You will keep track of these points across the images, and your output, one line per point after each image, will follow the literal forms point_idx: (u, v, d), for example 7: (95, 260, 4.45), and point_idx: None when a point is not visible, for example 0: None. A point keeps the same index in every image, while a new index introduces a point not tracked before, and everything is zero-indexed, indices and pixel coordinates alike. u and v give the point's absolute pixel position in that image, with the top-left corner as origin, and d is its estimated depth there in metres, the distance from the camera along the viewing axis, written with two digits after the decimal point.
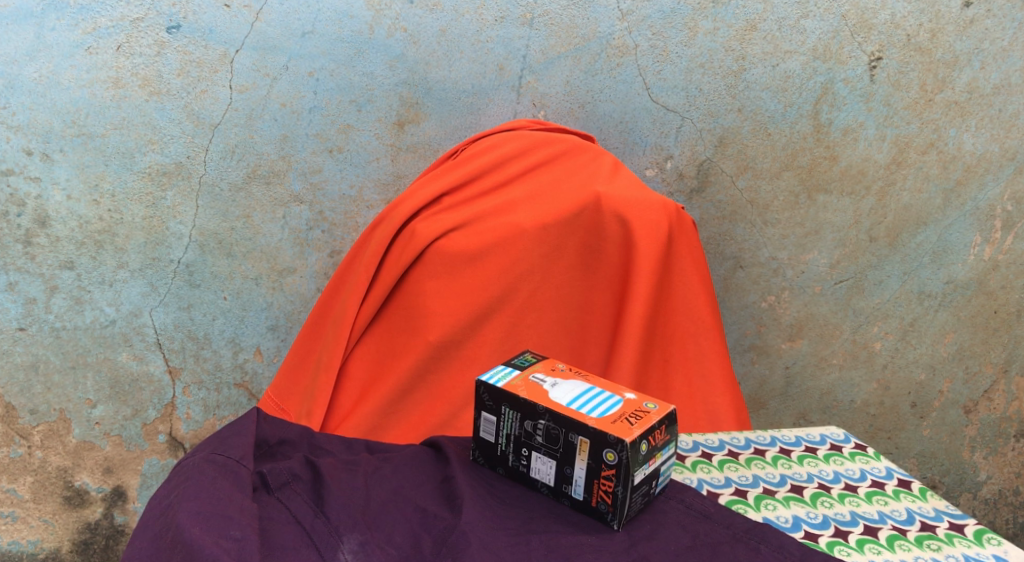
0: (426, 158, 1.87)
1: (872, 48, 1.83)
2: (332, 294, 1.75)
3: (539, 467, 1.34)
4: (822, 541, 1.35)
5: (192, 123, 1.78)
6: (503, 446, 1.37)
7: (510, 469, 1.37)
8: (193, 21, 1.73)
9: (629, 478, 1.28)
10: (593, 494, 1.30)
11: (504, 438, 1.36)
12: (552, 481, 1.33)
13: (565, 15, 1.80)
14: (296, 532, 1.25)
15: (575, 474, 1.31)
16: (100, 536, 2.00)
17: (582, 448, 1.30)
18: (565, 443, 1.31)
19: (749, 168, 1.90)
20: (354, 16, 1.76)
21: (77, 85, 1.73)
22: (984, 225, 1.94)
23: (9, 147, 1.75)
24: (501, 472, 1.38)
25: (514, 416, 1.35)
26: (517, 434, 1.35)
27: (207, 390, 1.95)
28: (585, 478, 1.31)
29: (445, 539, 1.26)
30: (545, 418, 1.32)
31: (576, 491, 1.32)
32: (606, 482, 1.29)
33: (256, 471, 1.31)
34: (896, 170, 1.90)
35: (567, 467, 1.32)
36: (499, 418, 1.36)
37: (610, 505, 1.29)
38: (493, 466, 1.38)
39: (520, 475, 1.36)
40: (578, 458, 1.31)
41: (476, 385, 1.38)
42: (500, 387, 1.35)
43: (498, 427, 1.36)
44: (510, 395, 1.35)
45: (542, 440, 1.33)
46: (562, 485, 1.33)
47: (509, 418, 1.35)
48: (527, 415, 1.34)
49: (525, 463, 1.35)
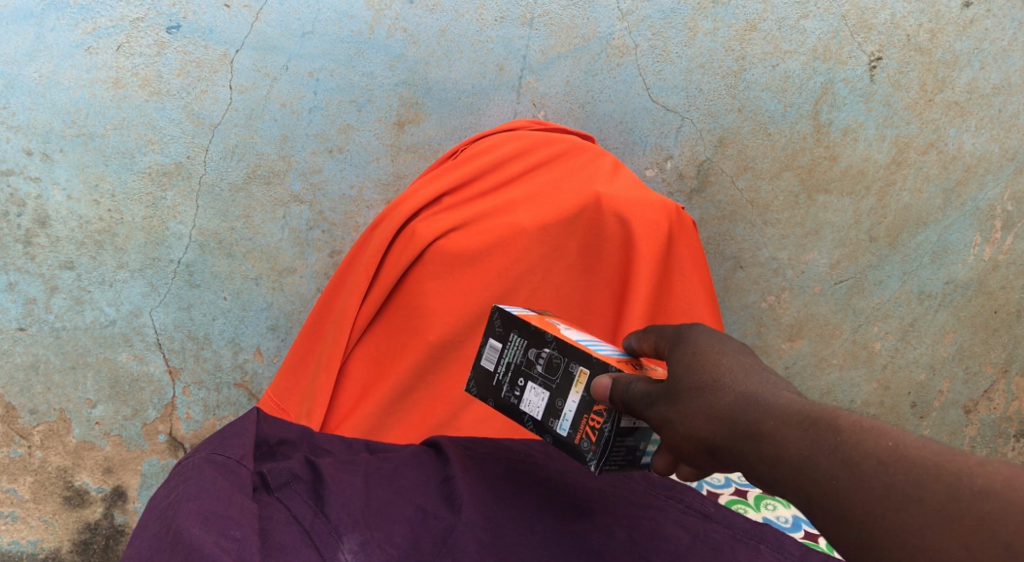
0: (426, 158, 1.86)
1: (872, 48, 1.85)
2: (332, 294, 1.75)
3: (530, 398, 1.32)
4: (821, 541, 1.39)
5: (192, 123, 1.78)
6: (501, 376, 1.36)
7: (501, 400, 1.36)
8: (194, 21, 1.74)
9: (620, 421, 1.25)
10: (577, 430, 1.28)
11: (504, 367, 1.36)
12: (540, 415, 1.32)
13: (565, 15, 1.81)
14: (296, 532, 1.24)
15: (565, 407, 1.29)
16: (99, 537, 2.00)
17: (580, 380, 1.28)
18: (563, 373, 1.30)
19: (749, 168, 1.90)
20: (354, 16, 1.77)
21: (77, 85, 1.74)
22: (984, 225, 1.95)
23: (9, 147, 1.75)
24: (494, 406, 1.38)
25: (519, 343, 1.35)
26: (518, 363, 1.34)
27: (207, 390, 1.95)
28: (574, 411, 1.28)
29: (445, 539, 1.25)
30: (550, 347, 1.31)
31: (562, 427, 1.29)
32: (596, 418, 1.26)
33: (256, 471, 1.30)
34: (896, 170, 1.91)
35: (558, 400, 1.30)
36: (506, 345, 1.36)
37: (592, 444, 1.26)
38: (485, 394, 1.38)
39: (508, 407, 1.35)
40: (573, 390, 1.29)
41: (492, 311, 1.38)
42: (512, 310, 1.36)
43: (500, 355, 1.36)
44: (519, 320, 1.35)
45: (541, 369, 1.32)
46: (550, 418, 1.31)
47: (514, 345, 1.35)
48: (533, 343, 1.33)
49: (518, 394, 1.34)
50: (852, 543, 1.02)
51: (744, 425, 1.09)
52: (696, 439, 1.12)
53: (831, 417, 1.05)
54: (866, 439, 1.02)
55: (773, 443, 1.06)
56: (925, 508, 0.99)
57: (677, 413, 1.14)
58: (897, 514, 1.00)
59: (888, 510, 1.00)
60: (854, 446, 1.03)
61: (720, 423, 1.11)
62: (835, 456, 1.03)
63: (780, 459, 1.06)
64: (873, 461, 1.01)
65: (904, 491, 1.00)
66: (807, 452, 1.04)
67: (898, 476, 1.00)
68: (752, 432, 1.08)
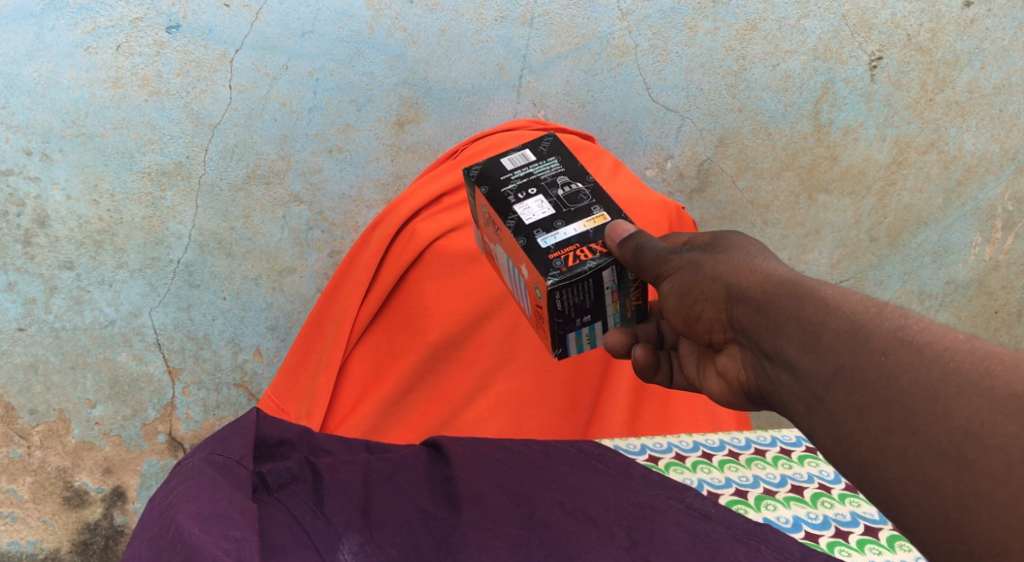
0: (426, 158, 1.87)
1: (872, 48, 1.87)
2: (333, 295, 1.75)
3: (532, 206, 1.31)
4: (822, 542, 1.37)
5: (192, 123, 1.77)
6: (514, 179, 1.34)
7: (498, 193, 1.33)
8: (193, 20, 1.72)
9: (606, 269, 1.26)
10: (561, 250, 1.26)
11: (523, 176, 1.34)
12: (531, 220, 1.29)
13: (565, 15, 1.80)
14: (295, 533, 1.20)
15: (562, 229, 1.28)
16: (100, 536, 2.00)
17: (596, 219, 1.29)
18: (580, 206, 1.31)
19: (749, 168, 1.94)
20: (354, 16, 1.76)
21: (77, 85, 1.71)
22: (984, 225, 2.04)
23: (9, 147, 1.72)
24: (487, 191, 1.34)
25: (554, 168, 1.35)
26: (541, 180, 1.34)
27: (207, 390, 1.95)
28: (569, 235, 1.28)
29: (445, 539, 1.23)
30: (585, 184, 1.33)
31: (545, 239, 1.27)
32: (586, 253, 1.26)
33: (257, 471, 1.25)
34: (896, 170, 1.98)
35: (558, 222, 1.29)
36: (539, 161, 1.36)
37: (564, 268, 1.25)
38: (488, 183, 1.35)
39: (502, 200, 1.32)
40: (581, 221, 1.29)
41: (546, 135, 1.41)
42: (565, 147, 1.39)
43: (527, 167, 1.35)
44: (567, 153, 1.37)
45: (561, 194, 1.32)
46: (537, 228, 1.28)
47: (547, 167, 1.35)
48: (570, 174, 1.34)
49: (521, 197, 1.32)
50: (882, 424, 1.00)
51: (789, 291, 1.11)
52: (728, 287, 1.18)
53: (890, 306, 1.05)
54: (936, 328, 1.01)
55: (820, 311, 1.07)
56: (969, 394, 0.96)
57: (715, 267, 1.20)
58: (941, 394, 0.97)
59: (932, 388, 0.98)
60: (918, 329, 1.02)
61: (763, 285, 1.14)
62: (890, 333, 1.02)
63: (821, 326, 1.06)
64: (925, 344, 1.00)
65: (958, 384, 0.97)
66: (856, 323, 1.04)
67: (962, 367, 0.98)
68: (795, 296, 1.10)
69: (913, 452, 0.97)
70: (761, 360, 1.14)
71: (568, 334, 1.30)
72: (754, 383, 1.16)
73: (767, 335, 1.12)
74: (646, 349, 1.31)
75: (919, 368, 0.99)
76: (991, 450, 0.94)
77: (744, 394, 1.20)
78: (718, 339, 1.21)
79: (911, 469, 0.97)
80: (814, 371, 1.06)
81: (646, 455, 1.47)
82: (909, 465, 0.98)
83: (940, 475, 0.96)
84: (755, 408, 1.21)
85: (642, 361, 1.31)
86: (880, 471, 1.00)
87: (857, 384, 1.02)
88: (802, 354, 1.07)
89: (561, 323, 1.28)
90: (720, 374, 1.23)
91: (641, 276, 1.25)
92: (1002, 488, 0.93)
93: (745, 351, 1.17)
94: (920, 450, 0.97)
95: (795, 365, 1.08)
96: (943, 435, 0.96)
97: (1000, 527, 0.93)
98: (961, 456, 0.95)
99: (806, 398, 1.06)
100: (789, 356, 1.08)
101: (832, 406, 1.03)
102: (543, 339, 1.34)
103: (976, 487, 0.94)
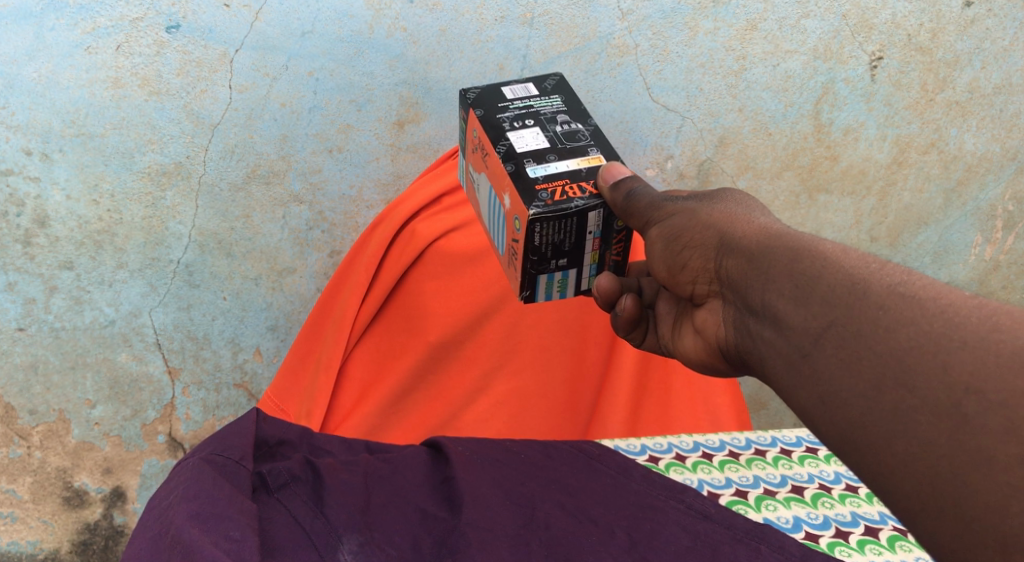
0: (426, 157, 1.86)
1: (872, 48, 1.89)
2: (332, 293, 1.73)
3: (526, 135, 1.33)
4: (822, 542, 1.36)
5: (192, 123, 1.72)
6: (513, 109, 1.37)
7: (494, 120, 1.35)
8: (193, 20, 1.64)
9: (593, 210, 1.26)
10: (550, 184, 1.27)
11: (522, 109, 1.37)
12: (523, 149, 1.30)
13: (565, 15, 1.76)
14: (295, 533, 1.17)
15: (554, 162, 1.29)
16: (100, 537, 2.09)
17: (591, 160, 1.30)
18: (577, 146, 1.32)
19: (749, 168, 1.98)
20: (354, 16, 1.69)
21: (77, 85, 1.65)
22: (984, 226, 2.16)
23: (9, 147, 1.68)
24: (482, 115, 1.37)
25: (557, 107, 1.38)
26: (541, 115, 1.36)
27: (207, 390, 2.00)
28: (561, 170, 1.29)
29: (445, 540, 1.20)
30: (586, 126, 1.35)
31: (534, 170, 1.28)
32: (575, 191, 1.27)
33: (256, 471, 1.23)
34: (897, 170, 2.04)
35: (550, 155, 1.30)
36: (542, 97, 1.39)
37: (551, 200, 1.25)
38: (486, 109, 1.37)
39: (496, 126, 1.34)
40: (574, 160, 1.30)
41: (552, 75, 1.44)
42: (570, 88, 1.41)
43: (529, 103, 1.38)
44: (571, 94, 1.40)
45: (559, 131, 1.34)
46: (528, 157, 1.29)
47: (550, 105, 1.38)
48: (573, 115, 1.36)
49: (517, 127, 1.34)
50: (871, 383, 0.94)
51: (785, 243, 1.07)
52: (720, 237, 1.15)
53: (894, 264, 1.00)
54: (936, 286, 0.96)
55: (815, 262, 1.02)
56: (972, 350, 0.89)
57: (710, 215, 1.18)
58: (940, 349, 0.91)
59: (930, 346, 0.91)
60: (915, 284, 0.96)
61: (758, 237, 1.11)
62: (889, 287, 0.97)
63: (815, 278, 1.02)
64: (929, 300, 0.94)
65: (954, 343, 0.91)
66: (854, 276, 0.99)
67: (966, 329, 0.91)
68: (789, 247, 1.06)
69: (904, 410, 0.91)
70: (746, 314, 1.10)
71: (540, 277, 1.31)
72: (735, 338, 1.13)
73: (756, 287, 1.08)
74: (635, 302, 1.30)
75: (911, 323, 0.93)
76: (992, 406, 0.87)
77: (723, 351, 1.17)
78: (703, 292, 1.19)
79: (900, 428, 0.91)
80: (802, 324, 1.01)
81: (646, 455, 1.48)
82: (899, 424, 0.91)
83: (933, 432, 0.89)
84: (734, 367, 1.18)
85: (628, 313, 1.30)
86: (865, 431, 0.93)
87: (848, 342, 0.96)
88: (791, 307, 1.03)
89: (534, 262, 1.29)
90: (699, 331, 1.21)
91: (631, 223, 1.25)
92: (1004, 448, 0.85)
93: (729, 305, 1.14)
94: (913, 408, 0.91)
95: (781, 317, 1.03)
96: (940, 389, 0.90)
97: (997, 490, 0.85)
98: (959, 413, 0.88)
99: (790, 354, 1.02)
100: (776, 308, 1.04)
101: (818, 362, 0.98)
102: (513, 279, 1.35)
103: (974, 447, 0.87)
